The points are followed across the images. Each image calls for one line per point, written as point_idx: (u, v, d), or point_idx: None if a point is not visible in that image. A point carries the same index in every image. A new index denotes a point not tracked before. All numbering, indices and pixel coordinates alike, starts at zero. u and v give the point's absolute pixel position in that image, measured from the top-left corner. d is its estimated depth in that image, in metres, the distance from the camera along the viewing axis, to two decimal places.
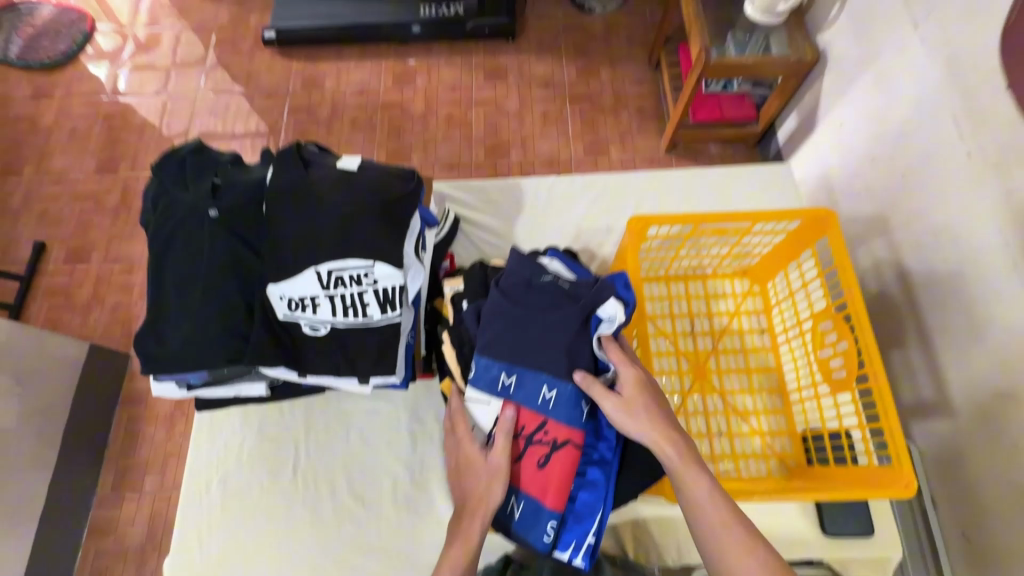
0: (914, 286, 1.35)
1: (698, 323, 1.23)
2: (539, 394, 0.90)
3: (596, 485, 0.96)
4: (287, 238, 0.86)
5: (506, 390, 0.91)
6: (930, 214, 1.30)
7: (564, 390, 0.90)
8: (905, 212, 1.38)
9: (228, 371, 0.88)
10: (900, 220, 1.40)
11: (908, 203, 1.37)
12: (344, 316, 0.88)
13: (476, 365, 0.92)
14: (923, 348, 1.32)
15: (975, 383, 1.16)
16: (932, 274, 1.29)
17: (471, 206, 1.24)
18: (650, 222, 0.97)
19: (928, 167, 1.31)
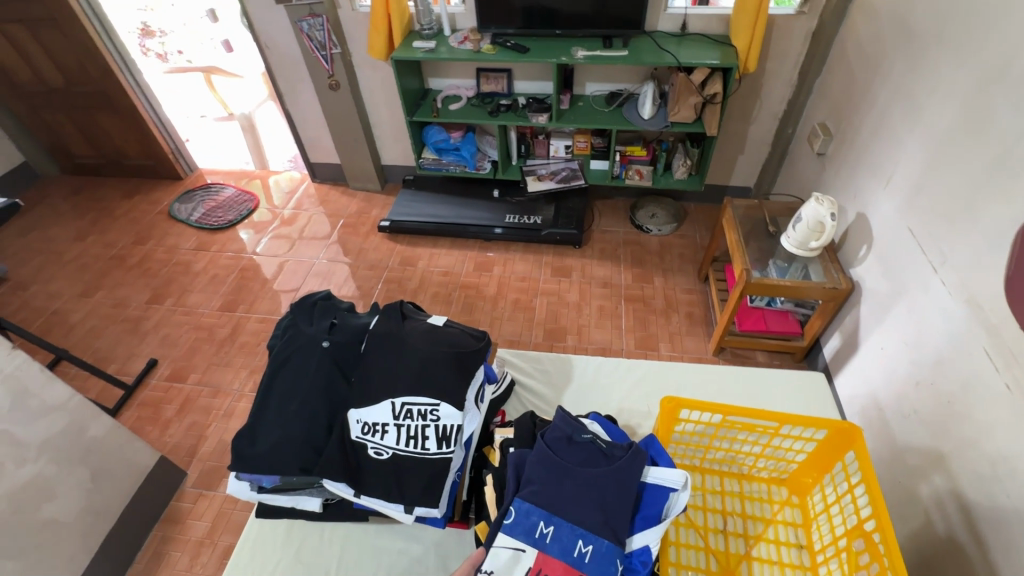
0: (978, 524, 1.28)
1: (731, 521, 1.09)
2: (574, 546, 0.93)
3: None
4: (377, 371, 1.05)
5: (543, 540, 0.94)
6: (983, 444, 1.30)
7: (599, 546, 0.92)
8: (959, 440, 1.38)
9: (296, 479, 1.01)
10: (956, 449, 1.39)
11: (960, 430, 1.38)
12: (405, 445, 1.01)
13: (515, 511, 0.96)
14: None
15: None
16: (997, 511, 1.23)
17: (527, 372, 1.41)
18: (682, 403, 1.05)
19: (972, 396, 1.35)
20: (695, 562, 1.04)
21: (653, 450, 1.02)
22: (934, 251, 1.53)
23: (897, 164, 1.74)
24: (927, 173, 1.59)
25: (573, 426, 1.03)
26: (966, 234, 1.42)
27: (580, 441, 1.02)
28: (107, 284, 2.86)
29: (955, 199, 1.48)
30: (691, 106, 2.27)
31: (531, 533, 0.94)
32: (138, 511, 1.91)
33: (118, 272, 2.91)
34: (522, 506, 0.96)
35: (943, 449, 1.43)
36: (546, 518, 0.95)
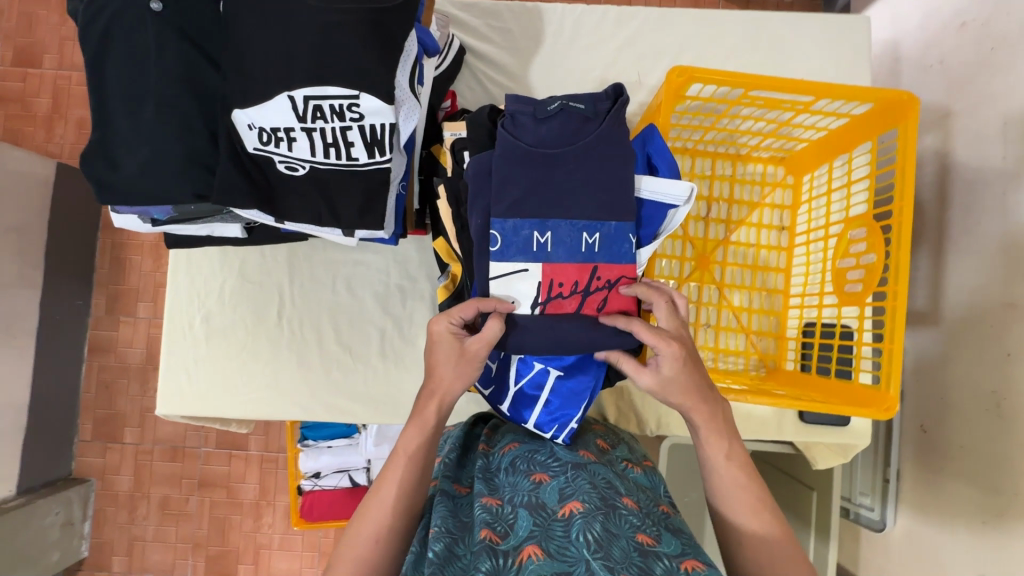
0: (950, 187, 1.08)
1: (715, 208, 0.99)
2: (579, 242, 0.72)
3: (585, 369, 0.81)
4: (251, 48, 0.69)
5: (543, 251, 0.72)
6: (1006, 98, 0.98)
7: (608, 230, 0.72)
8: (979, 92, 1.04)
9: (195, 208, 0.78)
10: (966, 105, 1.07)
11: (987, 79, 1.02)
12: (325, 157, 0.76)
13: (500, 234, 0.71)
14: (934, 252, 1.11)
15: (978, 297, 1.00)
16: (979, 172, 1.02)
17: (480, 33, 1.03)
18: (693, 75, 0.77)
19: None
20: (671, 251, 0.99)
21: (650, 149, 0.75)
22: None
23: None
24: None
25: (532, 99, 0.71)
26: None
27: (547, 117, 0.71)
28: None
29: None
30: None
31: (521, 258, 0.71)
32: (66, 224, 1.70)
33: None
34: (505, 224, 0.71)
35: (952, 107, 1.10)
36: (528, 239, 0.71)
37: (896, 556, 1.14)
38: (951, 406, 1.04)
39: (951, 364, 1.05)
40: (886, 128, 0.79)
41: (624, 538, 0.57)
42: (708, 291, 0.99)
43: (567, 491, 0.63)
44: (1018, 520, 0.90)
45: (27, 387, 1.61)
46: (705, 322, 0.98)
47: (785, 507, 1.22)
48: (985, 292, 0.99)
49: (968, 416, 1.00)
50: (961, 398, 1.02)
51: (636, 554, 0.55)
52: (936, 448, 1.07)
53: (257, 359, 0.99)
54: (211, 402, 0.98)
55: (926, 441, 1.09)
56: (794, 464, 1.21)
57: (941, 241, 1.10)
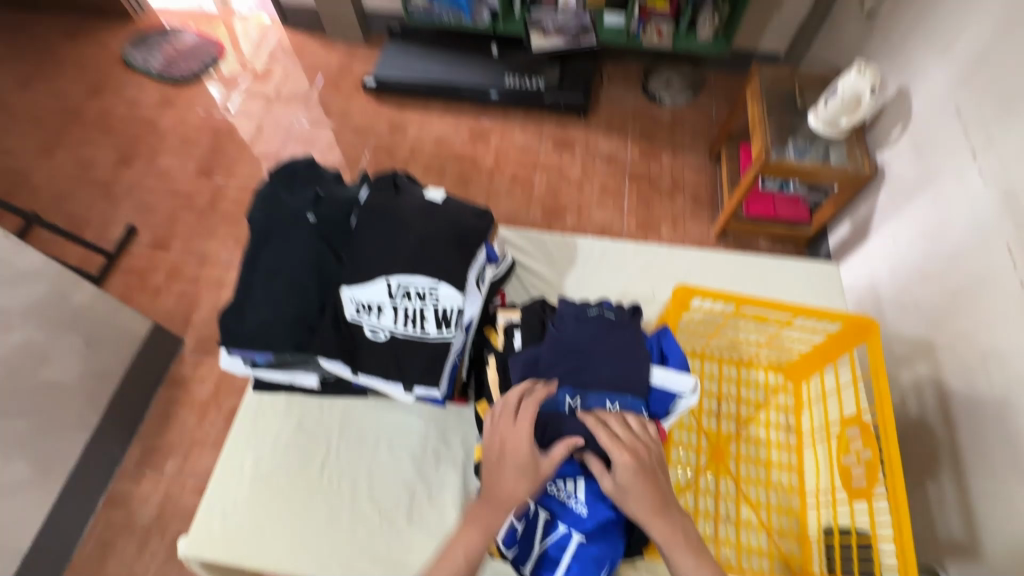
0: (953, 412, 1.17)
1: (725, 404, 1.11)
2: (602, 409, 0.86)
3: (607, 536, 0.84)
4: (368, 249, 0.96)
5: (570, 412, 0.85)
6: (979, 336, 1.14)
7: (625, 403, 0.86)
8: (954, 330, 1.22)
9: (291, 357, 0.97)
10: (947, 341, 1.23)
11: (959, 321, 1.21)
12: (403, 327, 0.96)
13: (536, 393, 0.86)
14: (955, 476, 1.14)
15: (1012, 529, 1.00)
16: (974, 398, 1.12)
17: (525, 251, 1.33)
18: (693, 293, 1.00)
19: (984, 293, 1.15)
20: (687, 440, 1.07)
21: (664, 342, 0.92)
22: (980, 132, 1.20)
23: (965, 24, 1.28)
24: (1000, 37, 1.18)
25: (577, 305, 0.92)
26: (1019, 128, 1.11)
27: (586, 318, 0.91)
28: (12, 130, 2.27)
29: None
30: None
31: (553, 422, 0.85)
32: (135, 383, 1.78)
33: (74, 125, 2.29)
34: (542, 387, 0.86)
35: (935, 340, 1.26)
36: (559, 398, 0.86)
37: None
38: None
39: None
40: (857, 344, 0.96)
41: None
42: (726, 483, 1.03)
43: None
44: None
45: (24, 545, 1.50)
46: (725, 516, 1.00)
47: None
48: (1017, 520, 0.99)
49: None
50: None
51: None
52: None
53: (291, 508, 1.04)
54: (236, 550, 1.00)
55: None
56: None
57: (959, 463, 1.14)
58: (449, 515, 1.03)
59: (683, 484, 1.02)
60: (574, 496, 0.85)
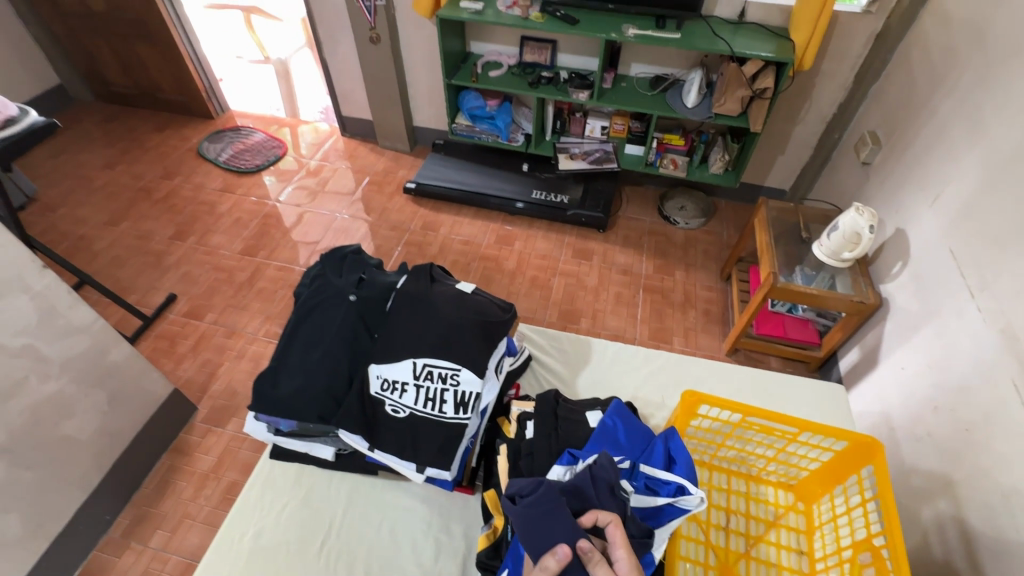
0: (979, 553, 1.09)
1: (734, 519, 1.09)
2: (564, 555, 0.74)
3: None
4: (401, 330, 1.05)
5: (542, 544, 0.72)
6: (995, 472, 1.11)
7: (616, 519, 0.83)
8: (970, 465, 1.18)
9: (312, 427, 1.02)
10: (965, 476, 1.19)
11: (972, 455, 1.18)
12: (422, 406, 1.00)
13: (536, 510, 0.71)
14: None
15: None
16: (999, 539, 1.06)
17: (544, 349, 1.41)
18: (700, 399, 1.04)
19: (991, 426, 1.15)
20: (694, 555, 1.05)
21: (670, 445, 0.91)
22: (975, 273, 1.28)
23: (949, 178, 1.43)
24: (981, 190, 1.31)
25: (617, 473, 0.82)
26: (1006, 268, 1.18)
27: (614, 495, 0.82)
28: (88, 201, 2.53)
29: (1011, 220, 1.20)
30: (738, 100, 1.86)
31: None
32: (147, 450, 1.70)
33: (143, 204, 2.54)
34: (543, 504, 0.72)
35: (952, 476, 1.22)
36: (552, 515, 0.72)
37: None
38: None
39: None
40: (863, 463, 0.98)
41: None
42: None
43: None
44: None
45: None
46: None
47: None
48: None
49: None
50: None
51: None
52: None
53: None
54: None
55: None
56: None
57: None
58: None
59: None
60: None
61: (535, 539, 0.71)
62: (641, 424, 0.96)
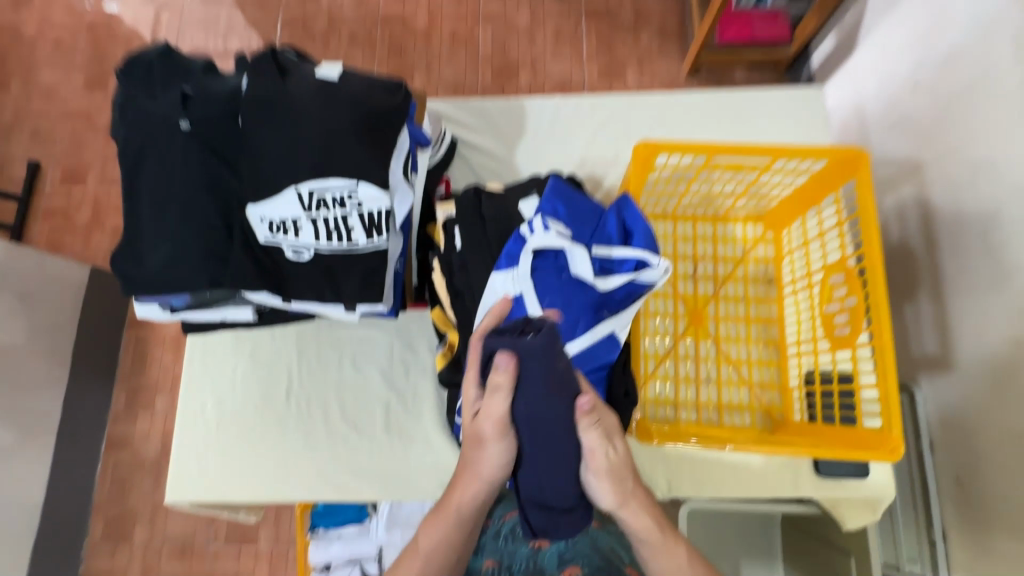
0: (935, 231, 1.02)
1: (701, 266, 1.04)
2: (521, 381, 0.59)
3: None
4: (264, 153, 0.79)
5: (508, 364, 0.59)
6: (970, 146, 0.96)
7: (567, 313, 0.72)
8: (940, 144, 1.03)
9: (210, 295, 0.85)
10: (932, 156, 1.05)
11: (943, 131, 1.02)
12: (327, 241, 0.83)
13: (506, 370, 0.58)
14: (933, 299, 1.03)
15: (983, 336, 0.91)
16: (957, 216, 0.98)
17: (471, 127, 1.15)
18: (656, 149, 0.86)
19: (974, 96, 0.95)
20: (663, 309, 1.01)
21: (626, 215, 0.77)
22: None
23: None
24: None
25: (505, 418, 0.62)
26: None
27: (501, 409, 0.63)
28: None
29: None
30: None
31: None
32: (95, 336, 1.59)
33: None
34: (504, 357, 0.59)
35: (920, 158, 1.07)
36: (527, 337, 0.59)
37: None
38: (979, 450, 0.92)
39: (971, 406, 0.94)
40: (841, 181, 0.86)
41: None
42: (705, 347, 1.00)
43: (565, 556, 0.79)
44: None
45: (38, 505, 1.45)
46: (705, 378, 0.98)
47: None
48: (994, 328, 0.90)
49: (999, 462, 0.88)
50: (988, 440, 0.90)
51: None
52: (977, 502, 0.92)
53: (264, 440, 1.00)
54: (217, 488, 0.98)
55: (967, 497, 0.94)
56: (825, 526, 1.07)
57: (937, 283, 1.02)
58: (427, 420, 1.01)
59: (662, 354, 0.99)
60: None
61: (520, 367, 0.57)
62: (587, 199, 0.80)
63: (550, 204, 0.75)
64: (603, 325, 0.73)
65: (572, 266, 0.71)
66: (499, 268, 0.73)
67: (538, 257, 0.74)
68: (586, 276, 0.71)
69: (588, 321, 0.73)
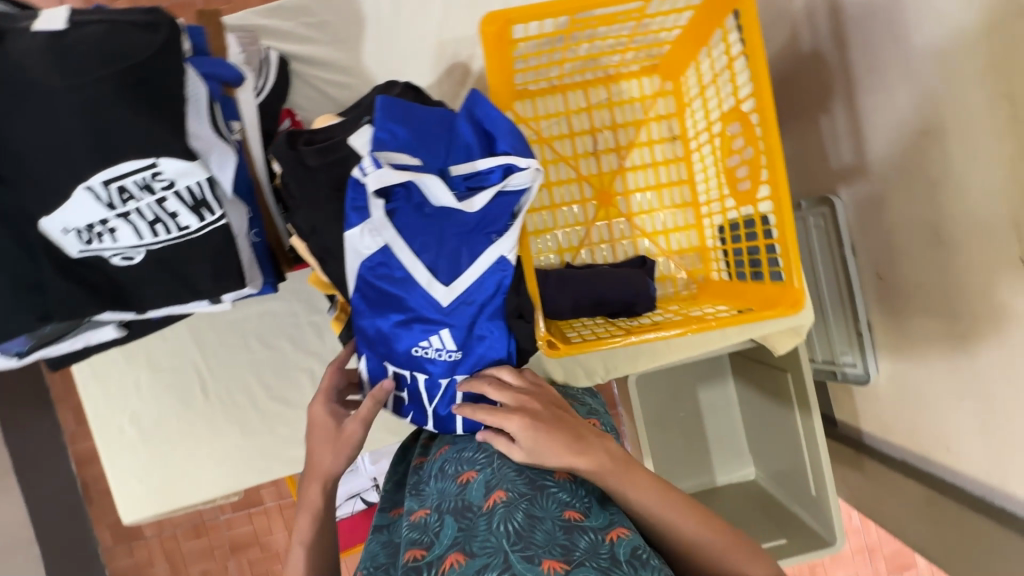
0: (846, 27, 0.92)
1: (601, 139, 0.96)
2: (485, 246, 0.64)
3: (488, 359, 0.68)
4: (20, 154, 0.62)
5: (474, 253, 0.64)
6: None
7: (439, 250, 0.63)
8: None
9: (53, 329, 0.73)
10: None
11: None
12: (154, 235, 0.70)
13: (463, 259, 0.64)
14: (847, 102, 0.97)
15: (897, 134, 0.87)
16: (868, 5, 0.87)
17: (297, 36, 0.94)
18: (512, 22, 0.70)
19: None
20: (570, 196, 0.96)
21: (480, 113, 0.64)
22: None
23: None
24: None
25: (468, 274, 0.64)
26: None
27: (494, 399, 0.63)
28: None
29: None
30: None
31: (389, 311, 0.66)
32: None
33: None
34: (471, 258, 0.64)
35: None
36: (500, 268, 0.64)
37: (898, 429, 1.03)
38: (901, 244, 0.91)
39: (889, 205, 0.92)
40: (727, 13, 0.74)
41: (549, 520, 0.53)
42: (619, 226, 0.97)
43: (492, 482, 0.58)
44: (984, 339, 0.80)
45: (32, 538, 1.42)
46: (624, 257, 0.97)
47: (767, 408, 1.19)
48: (900, 124, 0.86)
49: (917, 249, 0.88)
50: (908, 234, 0.89)
51: (559, 532, 0.52)
52: (896, 290, 0.95)
53: (200, 440, 0.96)
54: (172, 497, 0.96)
55: (887, 288, 0.96)
56: (760, 349, 1.16)
57: (851, 84, 0.95)
58: None
59: (576, 244, 0.96)
60: (443, 346, 0.66)
61: (466, 259, 0.64)
62: (430, 109, 0.66)
63: (383, 130, 0.60)
64: (490, 250, 0.64)
65: (430, 196, 0.60)
66: (352, 223, 0.61)
67: (390, 199, 0.62)
68: (449, 204, 0.60)
69: (471, 247, 0.64)
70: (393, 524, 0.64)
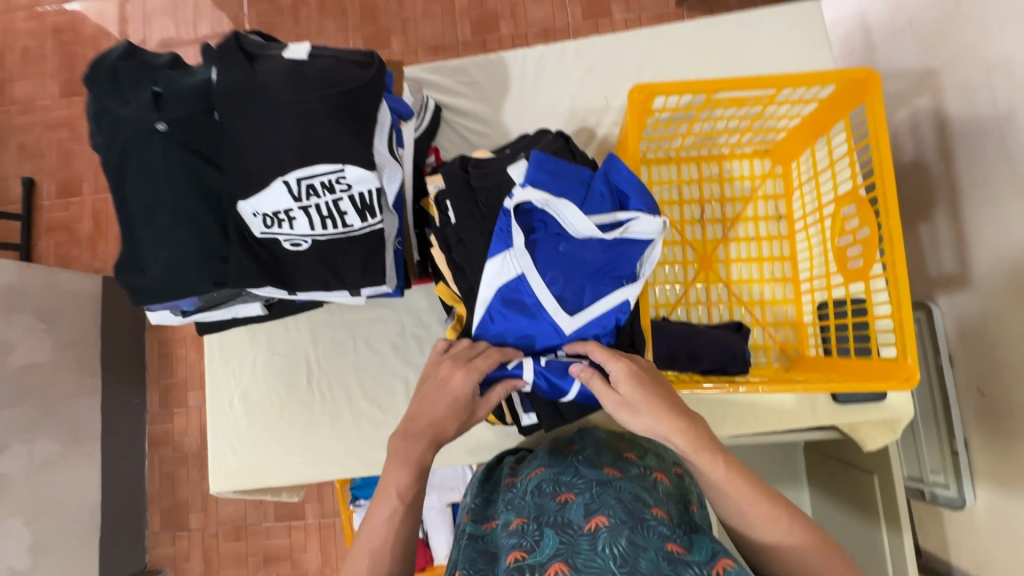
0: (951, 141, 0.96)
1: (708, 209, 1.03)
2: (609, 288, 0.73)
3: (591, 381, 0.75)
4: (243, 147, 0.77)
5: (598, 292, 0.73)
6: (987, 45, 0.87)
7: (569, 285, 0.72)
8: (953, 46, 0.93)
9: (218, 295, 0.86)
10: (948, 62, 0.95)
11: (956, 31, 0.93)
12: (323, 228, 0.82)
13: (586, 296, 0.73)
14: (952, 213, 0.98)
15: (1007, 249, 0.87)
16: (975, 121, 0.91)
17: (453, 90, 1.10)
18: (654, 93, 0.80)
19: None
20: (672, 257, 1.01)
21: (615, 177, 0.73)
22: None
23: None
24: None
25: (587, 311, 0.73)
26: None
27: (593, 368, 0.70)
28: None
29: None
30: None
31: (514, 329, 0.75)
32: (116, 345, 1.61)
33: None
34: (594, 297, 0.72)
35: (934, 64, 0.98)
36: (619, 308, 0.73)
37: (997, 567, 0.93)
38: (1004, 359, 0.88)
39: (994, 317, 0.90)
40: (852, 106, 0.82)
41: (653, 550, 0.54)
42: (716, 291, 1.01)
43: (592, 506, 0.60)
44: None
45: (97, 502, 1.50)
46: (718, 321, 1.00)
47: (846, 511, 1.11)
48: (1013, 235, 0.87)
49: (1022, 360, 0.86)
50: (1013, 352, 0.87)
51: (665, 562, 0.53)
52: (997, 412, 0.91)
53: (293, 424, 1.04)
54: (256, 475, 1.02)
55: (988, 406, 0.92)
56: (846, 449, 1.10)
57: (956, 195, 0.97)
58: None
59: (672, 301, 1.00)
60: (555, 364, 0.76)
61: (589, 298, 0.73)
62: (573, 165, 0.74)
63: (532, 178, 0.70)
64: (614, 293, 0.72)
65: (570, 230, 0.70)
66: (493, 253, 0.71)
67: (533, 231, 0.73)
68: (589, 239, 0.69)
69: (595, 288, 0.73)
70: (485, 535, 0.66)
